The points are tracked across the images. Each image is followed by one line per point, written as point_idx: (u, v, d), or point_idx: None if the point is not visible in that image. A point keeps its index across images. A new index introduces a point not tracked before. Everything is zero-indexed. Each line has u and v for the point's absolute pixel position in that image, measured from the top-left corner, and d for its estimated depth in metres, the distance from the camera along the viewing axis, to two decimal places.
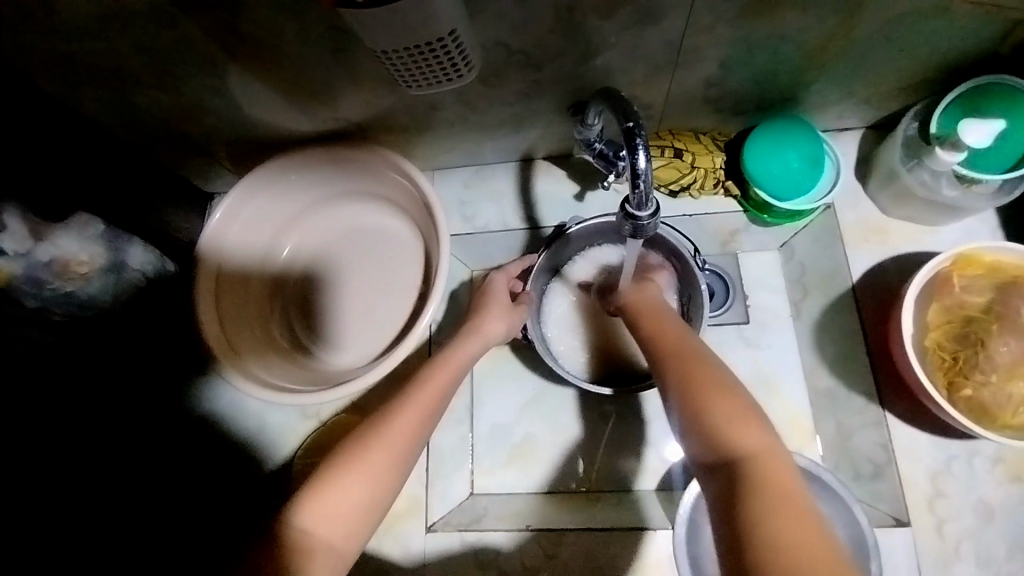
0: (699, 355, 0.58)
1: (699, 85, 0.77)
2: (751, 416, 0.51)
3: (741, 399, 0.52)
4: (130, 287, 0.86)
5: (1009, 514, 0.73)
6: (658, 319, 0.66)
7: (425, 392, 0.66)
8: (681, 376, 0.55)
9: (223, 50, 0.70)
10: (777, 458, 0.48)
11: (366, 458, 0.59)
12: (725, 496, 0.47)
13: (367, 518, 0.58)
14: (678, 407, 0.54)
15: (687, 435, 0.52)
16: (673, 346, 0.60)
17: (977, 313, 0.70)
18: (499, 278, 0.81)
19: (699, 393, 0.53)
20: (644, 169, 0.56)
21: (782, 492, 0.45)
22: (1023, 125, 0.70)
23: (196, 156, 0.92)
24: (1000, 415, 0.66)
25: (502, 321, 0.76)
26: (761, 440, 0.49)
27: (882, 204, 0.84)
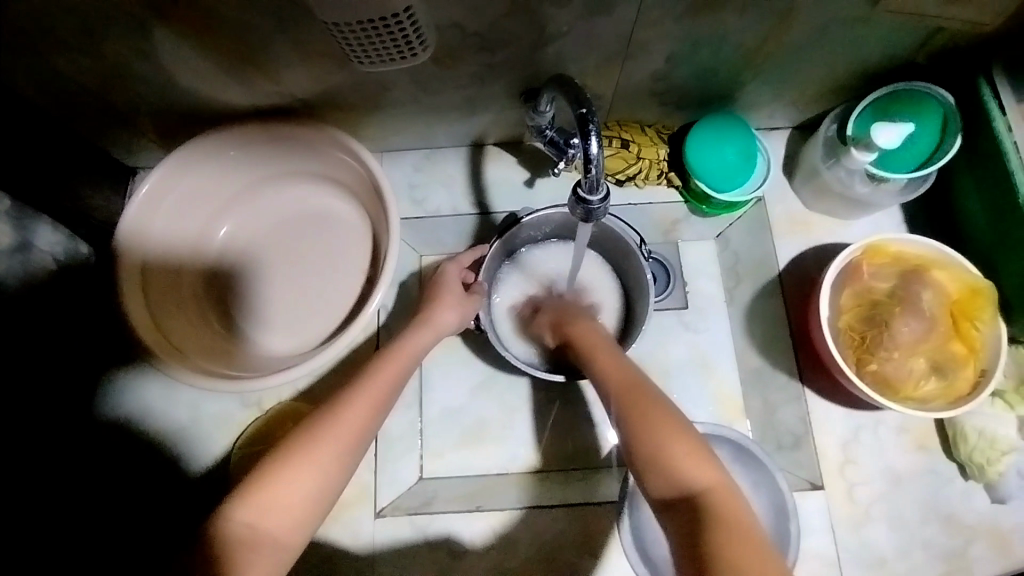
0: (647, 394, 0.61)
1: (647, 78, 0.80)
2: (698, 451, 0.56)
3: (690, 439, 0.57)
4: (41, 271, 0.81)
5: (907, 475, 0.82)
6: (605, 354, 0.70)
7: (375, 378, 0.65)
8: (639, 419, 0.58)
9: (153, 13, 0.65)
10: (724, 490, 0.53)
11: (315, 448, 0.58)
12: (686, 532, 0.52)
13: (314, 507, 0.57)
14: (638, 448, 0.57)
15: (648, 478, 0.56)
16: (625, 388, 0.63)
17: (882, 297, 0.77)
18: (451, 267, 0.81)
19: (655, 432, 0.57)
20: (597, 155, 0.58)
21: (737, 533, 0.50)
22: (927, 128, 0.79)
23: (118, 127, 0.85)
24: (901, 387, 0.74)
25: (454, 311, 0.76)
26: (714, 476, 0.54)
27: (806, 198, 0.91)
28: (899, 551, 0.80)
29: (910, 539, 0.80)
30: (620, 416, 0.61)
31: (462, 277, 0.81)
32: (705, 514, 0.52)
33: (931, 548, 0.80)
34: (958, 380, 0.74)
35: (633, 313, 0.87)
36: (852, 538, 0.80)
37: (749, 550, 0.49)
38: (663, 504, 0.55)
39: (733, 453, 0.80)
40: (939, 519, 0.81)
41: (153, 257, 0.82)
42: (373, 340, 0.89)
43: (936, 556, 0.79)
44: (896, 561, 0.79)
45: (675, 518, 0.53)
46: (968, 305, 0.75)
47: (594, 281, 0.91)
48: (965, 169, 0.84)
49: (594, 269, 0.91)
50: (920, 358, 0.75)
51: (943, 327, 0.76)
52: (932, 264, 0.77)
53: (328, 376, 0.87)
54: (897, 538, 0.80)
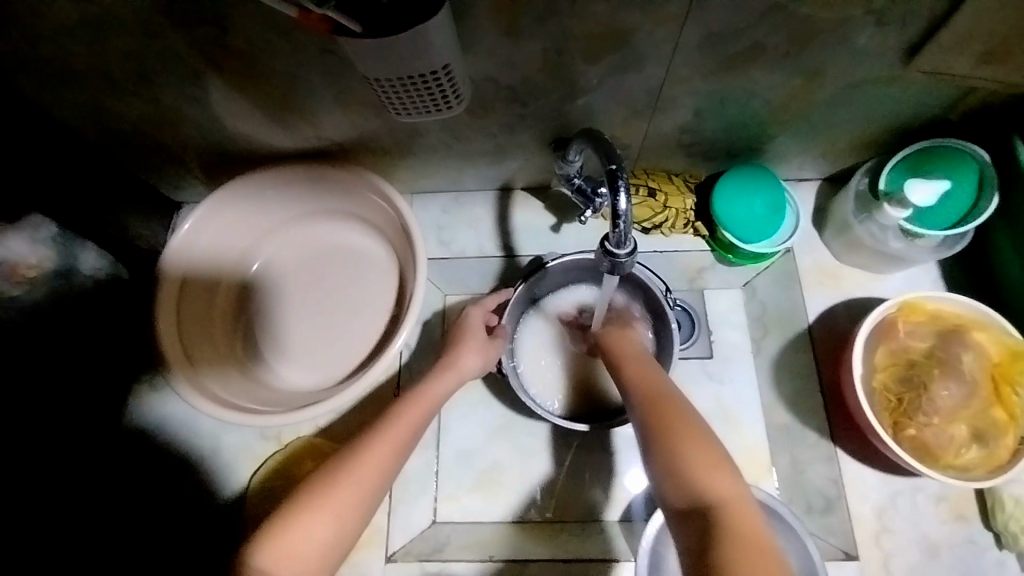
0: (678, 404, 0.63)
1: (675, 130, 0.82)
2: (721, 463, 0.57)
3: (717, 453, 0.58)
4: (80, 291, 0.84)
5: (950, 551, 0.77)
6: (633, 360, 0.72)
7: (396, 426, 0.66)
8: (666, 425, 0.61)
9: (209, 64, 0.70)
10: (742, 505, 0.54)
11: (333, 496, 0.59)
12: (697, 535, 0.53)
13: (333, 552, 0.57)
14: (659, 456, 0.59)
15: (664, 487, 0.57)
16: (654, 395, 0.65)
17: (919, 358, 0.75)
18: (475, 313, 0.81)
19: (681, 441, 0.59)
20: (626, 211, 0.58)
21: (750, 547, 0.50)
22: (962, 187, 0.77)
23: (167, 164, 0.89)
24: (941, 455, 0.71)
25: (477, 355, 0.77)
26: (729, 486, 0.56)
27: (836, 251, 0.90)
28: None
29: None
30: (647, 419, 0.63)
31: (487, 321, 0.82)
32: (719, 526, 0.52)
33: None
34: (1000, 450, 0.70)
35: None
36: None
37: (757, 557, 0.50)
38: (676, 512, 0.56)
39: (758, 513, 0.76)
40: None
41: (190, 290, 0.85)
42: (394, 379, 0.89)
43: None
44: None
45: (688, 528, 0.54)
46: (1008, 369, 0.72)
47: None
48: (1004, 228, 0.81)
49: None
50: (961, 424, 0.71)
51: (984, 391, 0.72)
52: (971, 325, 0.75)
53: (348, 414, 0.87)
54: None
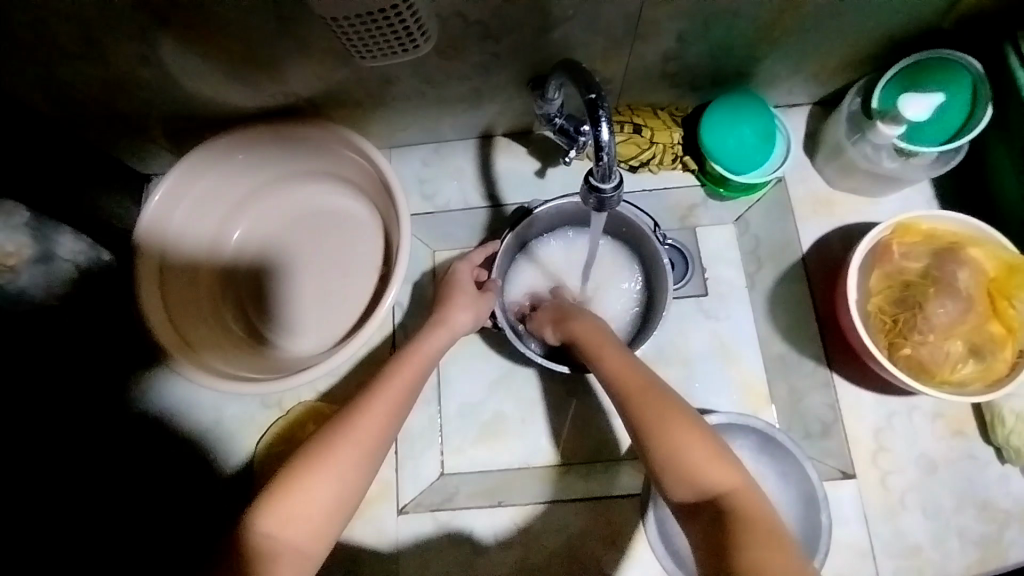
0: (662, 398, 0.58)
1: (658, 60, 0.78)
2: (721, 456, 0.54)
3: (710, 442, 0.55)
4: (66, 278, 0.80)
5: (944, 463, 0.78)
6: (608, 350, 0.66)
7: (390, 383, 0.64)
8: (655, 421, 0.56)
9: (155, 19, 0.65)
10: (750, 497, 0.52)
11: (334, 458, 0.58)
12: (711, 538, 0.51)
13: (337, 509, 0.57)
14: (656, 451, 0.55)
15: (667, 482, 0.55)
16: (635, 388, 0.60)
17: (914, 278, 0.74)
18: (462, 267, 0.79)
19: (676, 442, 0.55)
20: (608, 142, 0.56)
21: (765, 535, 0.49)
22: (957, 99, 0.74)
23: (130, 135, 0.85)
24: (937, 371, 0.71)
25: (467, 311, 0.75)
26: (733, 476, 0.53)
27: (829, 177, 0.87)
28: (938, 543, 0.76)
29: (950, 531, 0.76)
30: (634, 418, 0.58)
31: (475, 275, 0.80)
32: (736, 525, 0.50)
33: (972, 540, 0.76)
34: (997, 363, 0.70)
35: (653, 305, 0.85)
36: (887, 531, 0.77)
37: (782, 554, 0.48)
38: (688, 513, 0.53)
39: (758, 442, 0.78)
40: (977, 506, 0.77)
41: (170, 263, 0.83)
42: (389, 339, 0.89)
43: (976, 547, 0.76)
44: (933, 551, 0.76)
45: (702, 530, 0.52)
46: (1005, 283, 0.72)
47: (610, 273, 0.89)
48: (999, 139, 0.79)
49: (611, 261, 0.89)
50: (957, 340, 0.71)
51: (980, 306, 0.72)
52: (967, 242, 0.73)
53: (346, 376, 0.87)
54: (934, 528, 0.76)
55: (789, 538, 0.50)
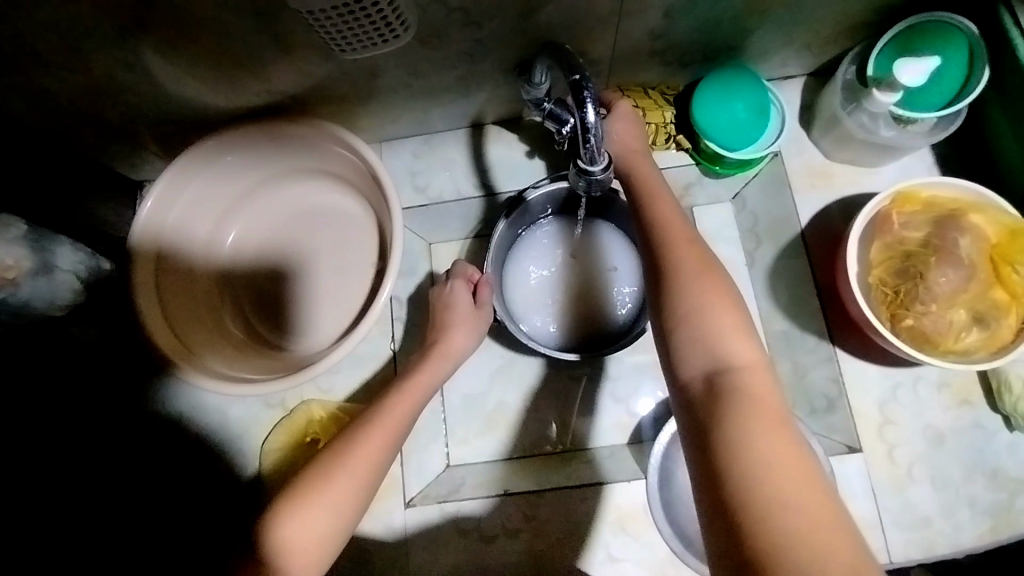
0: (700, 260, 0.59)
1: (646, 37, 0.76)
2: (744, 329, 0.55)
3: (742, 321, 0.55)
4: (69, 289, 0.78)
5: (951, 433, 0.78)
6: (664, 206, 0.65)
7: (392, 412, 0.65)
8: (692, 288, 0.56)
9: (133, 22, 0.65)
10: (758, 377, 0.52)
11: (330, 489, 0.59)
12: (704, 400, 0.51)
13: (331, 540, 0.58)
14: (679, 311, 0.56)
15: (683, 343, 0.55)
16: (680, 243, 0.61)
17: (915, 247, 0.73)
18: (458, 285, 0.77)
19: (706, 302, 0.56)
20: (594, 124, 0.55)
21: (760, 412, 0.49)
22: (954, 63, 0.73)
23: (119, 141, 0.85)
24: (940, 341, 0.70)
25: (467, 334, 0.75)
26: (753, 360, 0.53)
27: (826, 149, 0.86)
28: (948, 514, 0.76)
29: (959, 501, 0.76)
30: (666, 264, 0.59)
31: (467, 275, 0.79)
32: (734, 395, 0.50)
33: (982, 509, 0.75)
34: (1002, 330, 0.69)
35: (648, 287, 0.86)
36: (894, 503, 0.76)
37: (776, 433, 0.47)
38: (688, 378, 0.54)
39: None
40: (987, 476, 0.76)
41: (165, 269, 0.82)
42: (389, 333, 0.89)
43: (987, 517, 0.75)
44: (942, 522, 0.75)
45: (690, 397, 0.53)
46: (1008, 248, 0.70)
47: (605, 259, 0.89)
48: (998, 102, 0.77)
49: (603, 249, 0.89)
50: (959, 308, 0.70)
51: (982, 274, 0.71)
52: (968, 208, 0.72)
53: (349, 373, 0.88)
54: (943, 499, 0.76)
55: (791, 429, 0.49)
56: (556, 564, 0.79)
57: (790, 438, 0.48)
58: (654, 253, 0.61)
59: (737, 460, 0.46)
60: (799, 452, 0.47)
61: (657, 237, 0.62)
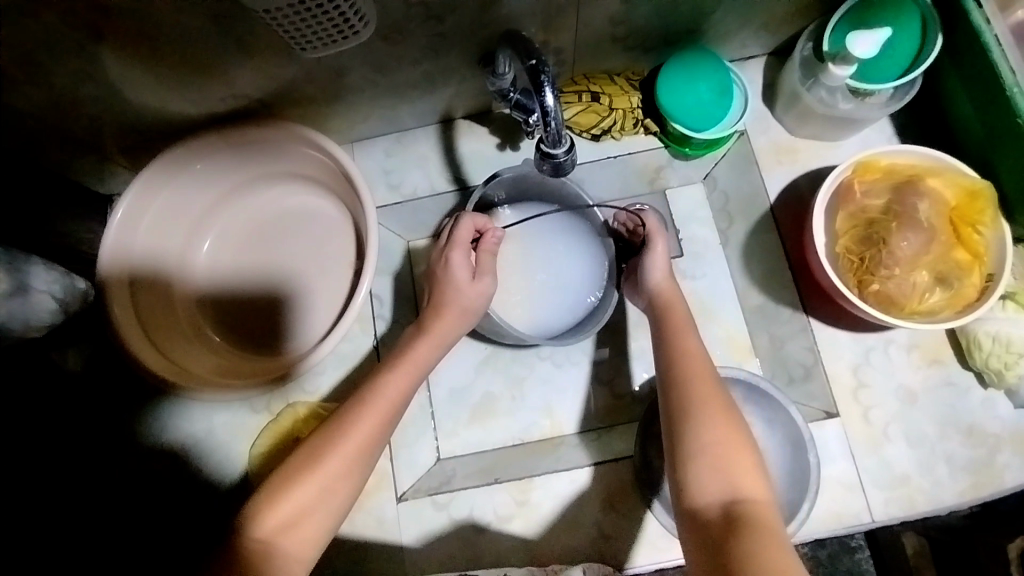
0: (718, 397, 0.61)
1: (606, 23, 0.77)
2: (753, 465, 0.57)
3: (751, 456, 0.57)
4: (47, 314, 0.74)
5: (924, 392, 0.80)
6: (686, 334, 0.68)
7: (384, 389, 0.65)
8: (705, 423, 0.59)
9: (92, 31, 0.65)
10: (772, 519, 0.53)
11: (319, 469, 0.59)
12: (712, 540, 0.52)
13: (320, 515, 0.58)
14: (692, 447, 0.58)
15: (699, 476, 0.56)
16: (695, 376, 0.63)
17: (878, 215, 0.74)
18: (456, 254, 0.72)
19: (723, 439, 0.58)
20: (553, 108, 0.60)
21: (773, 546, 0.49)
22: (907, 34, 0.74)
23: (86, 156, 0.84)
24: (906, 303, 0.72)
25: (471, 304, 0.72)
26: (762, 496, 0.55)
27: (790, 125, 0.88)
28: (925, 471, 0.78)
29: (936, 457, 0.78)
30: (684, 394, 0.61)
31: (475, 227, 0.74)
32: (750, 531, 0.51)
33: (958, 463, 0.78)
34: (965, 288, 0.71)
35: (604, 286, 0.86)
36: (873, 463, 0.78)
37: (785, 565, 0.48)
38: (703, 506, 0.55)
39: (744, 393, 0.79)
40: (962, 432, 0.79)
41: (139, 279, 0.82)
42: (371, 332, 0.89)
43: (965, 472, 0.77)
44: (921, 480, 0.77)
45: (705, 527, 0.54)
46: (966, 210, 0.72)
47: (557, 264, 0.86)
48: (950, 68, 0.79)
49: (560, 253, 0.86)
50: (922, 270, 0.72)
51: (943, 236, 0.73)
52: (925, 173, 0.75)
53: (334, 374, 0.88)
54: (920, 457, 0.78)
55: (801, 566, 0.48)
56: (549, 550, 0.79)
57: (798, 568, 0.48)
58: (666, 382, 0.64)
59: None
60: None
61: (679, 370, 0.63)
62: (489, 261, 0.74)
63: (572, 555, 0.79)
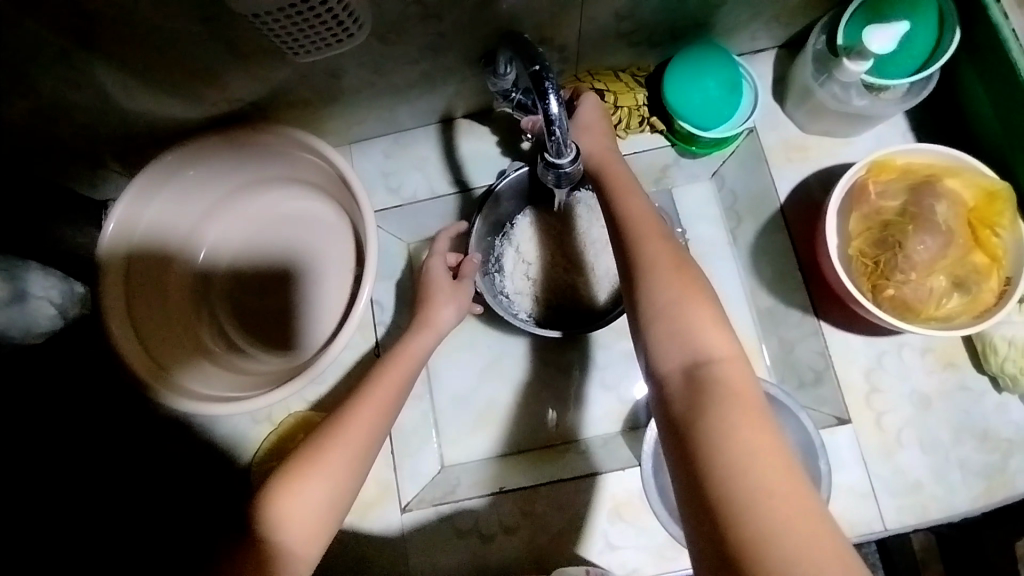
0: (672, 251, 0.58)
1: (611, 19, 0.75)
2: (719, 320, 0.55)
3: (713, 305, 0.55)
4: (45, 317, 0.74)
5: (938, 397, 0.78)
6: (629, 192, 0.64)
7: (380, 383, 0.65)
8: (664, 282, 0.56)
9: (77, 38, 0.62)
10: (734, 363, 0.53)
11: (323, 463, 0.59)
12: (679, 400, 0.52)
13: (328, 511, 0.58)
14: (649, 311, 0.56)
15: (659, 341, 0.54)
16: (644, 231, 0.60)
17: (893, 217, 0.72)
18: (435, 262, 0.78)
19: (680, 296, 0.55)
20: (559, 116, 0.57)
21: (738, 401, 0.50)
22: (923, 28, 0.71)
23: (76, 163, 0.81)
24: (922, 309, 0.70)
25: (451, 307, 0.74)
26: (729, 347, 0.54)
27: (801, 122, 0.85)
28: (940, 477, 0.76)
29: (951, 464, 0.76)
30: (638, 257, 0.58)
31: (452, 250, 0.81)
32: (714, 394, 0.50)
33: (974, 469, 0.76)
34: (983, 293, 0.69)
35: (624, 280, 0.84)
36: (887, 470, 0.77)
37: (758, 444, 0.48)
38: (666, 372, 0.53)
39: None
40: (976, 438, 0.77)
41: (135, 283, 0.79)
42: (372, 342, 0.88)
43: (979, 478, 0.76)
44: (935, 486, 0.76)
45: (669, 393, 0.53)
46: (985, 212, 0.70)
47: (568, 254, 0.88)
48: (966, 63, 0.76)
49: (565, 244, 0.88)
50: (939, 275, 0.70)
51: (961, 239, 0.71)
52: (943, 173, 0.72)
53: (337, 385, 0.86)
54: (934, 463, 0.76)
55: (776, 436, 0.49)
56: (556, 557, 0.78)
57: (768, 431, 0.49)
58: (618, 244, 0.61)
59: (717, 463, 0.47)
60: (779, 452, 0.47)
61: (629, 233, 0.60)
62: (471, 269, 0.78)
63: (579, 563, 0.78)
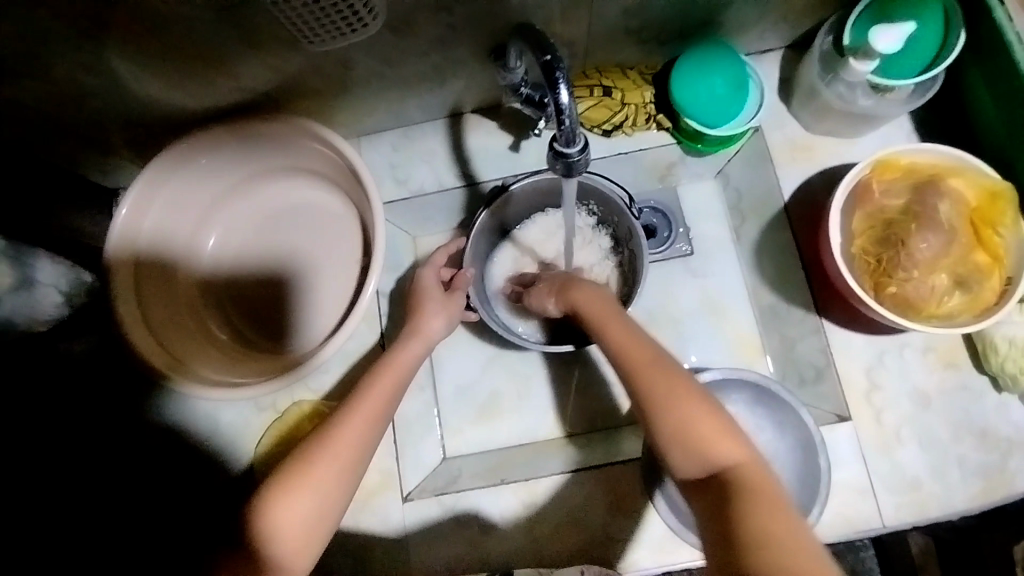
0: (669, 369, 0.59)
1: (620, 16, 0.76)
2: (730, 431, 0.56)
3: (720, 420, 0.56)
4: (54, 306, 0.75)
5: (938, 396, 0.79)
6: (613, 317, 0.67)
7: (370, 395, 0.65)
8: (665, 401, 0.57)
9: (94, 24, 0.63)
10: (753, 469, 0.54)
11: (311, 478, 0.59)
12: (715, 510, 0.53)
13: (316, 525, 0.58)
14: (660, 430, 0.57)
15: (678, 460, 0.57)
16: (638, 359, 0.61)
17: (896, 216, 0.73)
18: (427, 272, 0.79)
19: (687, 417, 0.56)
20: (569, 106, 0.57)
21: (769, 512, 0.51)
22: (929, 29, 0.72)
23: (88, 150, 0.82)
24: (923, 306, 0.70)
25: (440, 316, 0.75)
26: (745, 452, 0.55)
27: (807, 121, 0.85)
28: (938, 475, 0.77)
29: (950, 462, 0.77)
30: (640, 394, 0.59)
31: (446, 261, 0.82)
32: (744, 502, 0.52)
33: (972, 468, 0.77)
34: (985, 292, 0.70)
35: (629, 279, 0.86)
36: (885, 467, 0.77)
37: (795, 546, 0.49)
38: (695, 482, 0.56)
39: (751, 395, 0.79)
40: (975, 437, 0.77)
41: (145, 270, 0.81)
42: (377, 331, 0.88)
43: (977, 476, 0.76)
44: (933, 484, 0.76)
45: (703, 501, 0.55)
46: (987, 212, 0.71)
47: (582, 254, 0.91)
48: (971, 65, 0.77)
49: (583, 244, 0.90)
50: (942, 273, 0.71)
51: (964, 238, 0.71)
52: (947, 173, 0.73)
53: (341, 373, 0.87)
54: (933, 461, 0.77)
55: (812, 540, 0.50)
56: (556, 549, 0.79)
57: (801, 530, 0.50)
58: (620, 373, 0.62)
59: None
60: (822, 560, 0.48)
61: (624, 361, 0.62)
62: (465, 282, 0.79)
63: (578, 555, 0.78)
